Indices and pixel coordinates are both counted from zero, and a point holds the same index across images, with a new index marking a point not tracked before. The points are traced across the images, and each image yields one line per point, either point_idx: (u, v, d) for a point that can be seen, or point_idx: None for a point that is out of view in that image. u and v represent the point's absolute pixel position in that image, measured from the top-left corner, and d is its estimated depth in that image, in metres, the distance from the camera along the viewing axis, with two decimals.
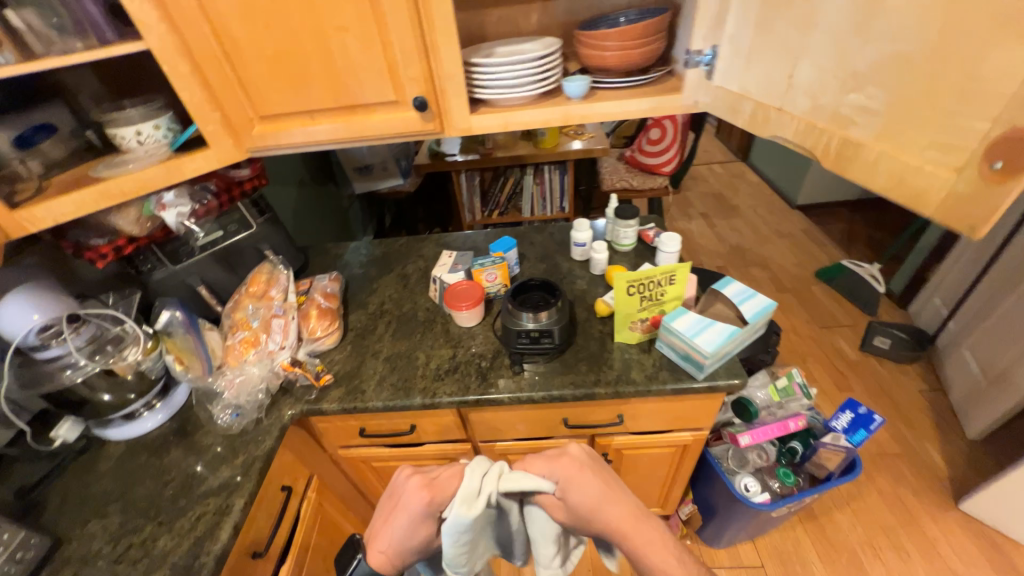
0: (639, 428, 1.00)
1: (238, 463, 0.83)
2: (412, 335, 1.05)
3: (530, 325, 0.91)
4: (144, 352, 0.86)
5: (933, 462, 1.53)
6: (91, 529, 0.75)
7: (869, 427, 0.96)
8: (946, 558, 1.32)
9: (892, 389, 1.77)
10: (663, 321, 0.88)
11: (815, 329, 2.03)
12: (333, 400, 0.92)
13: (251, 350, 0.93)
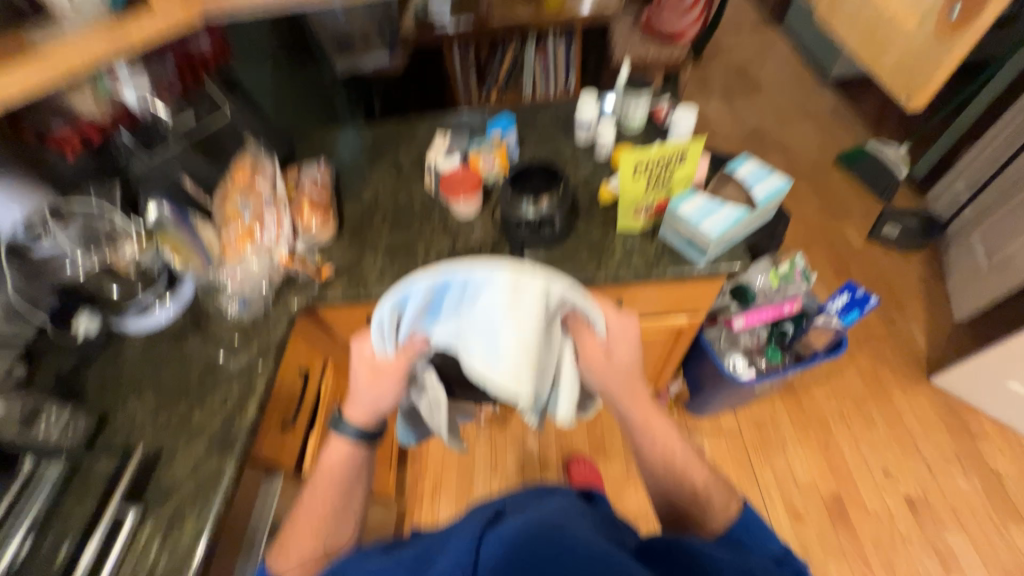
0: (636, 314, 1.03)
1: (254, 350, 0.88)
2: (409, 227, 1.02)
3: (530, 214, 0.88)
4: (140, 248, 0.86)
5: (914, 341, 1.61)
6: (131, 407, 0.83)
7: (863, 308, 0.97)
8: (906, 423, 1.47)
9: (890, 275, 1.79)
10: (669, 206, 0.84)
11: (825, 218, 1.98)
12: (337, 291, 0.94)
13: (247, 243, 0.90)
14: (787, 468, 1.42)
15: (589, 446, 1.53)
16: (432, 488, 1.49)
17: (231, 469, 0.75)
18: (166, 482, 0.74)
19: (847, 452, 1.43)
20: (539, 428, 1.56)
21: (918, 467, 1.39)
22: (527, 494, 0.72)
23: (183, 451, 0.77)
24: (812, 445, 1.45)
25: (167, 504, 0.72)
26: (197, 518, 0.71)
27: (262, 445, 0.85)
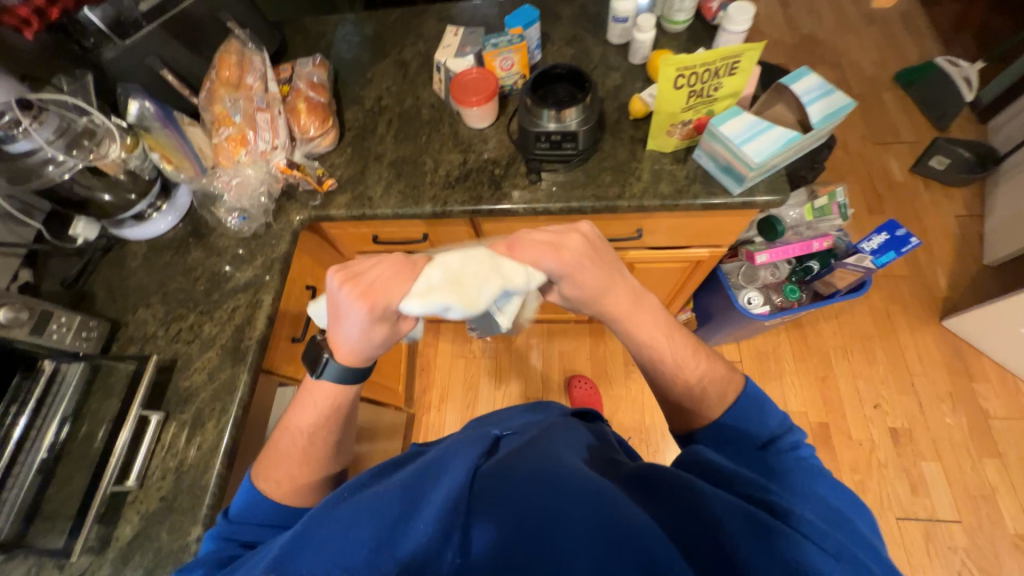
0: (656, 244, 0.98)
1: (258, 265, 0.85)
2: (416, 137, 0.93)
3: (552, 128, 0.78)
4: (127, 150, 0.78)
5: (935, 283, 1.56)
6: (142, 317, 0.82)
7: (900, 250, 0.91)
8: (908, 362, 1.47)
9: (926, 213, 1.67)
10: (709, 124, 0.74)
11: (868, 145, 1.81)
12: (341, 206, 0.88)
13: (241, 149, 0.83)
14: (782, 397, 1.46)
15: (592, 369, 1.58)
16: (439, 399, 1.57)
17: (246, 380, 0.76)
18: (183, 387, 0.76)
19: (842, 386, 1.46)
20: (544, 350, 1.60)
21: (910, 403, 1.42)
22: (529, 423, 0.71)
23: (197, 360, 0.78)
24: (810, 378, 1.48)
25: (187, 409, 0.74)
26: (217, 423, 0.73)
27: (272, 356, 0.86)
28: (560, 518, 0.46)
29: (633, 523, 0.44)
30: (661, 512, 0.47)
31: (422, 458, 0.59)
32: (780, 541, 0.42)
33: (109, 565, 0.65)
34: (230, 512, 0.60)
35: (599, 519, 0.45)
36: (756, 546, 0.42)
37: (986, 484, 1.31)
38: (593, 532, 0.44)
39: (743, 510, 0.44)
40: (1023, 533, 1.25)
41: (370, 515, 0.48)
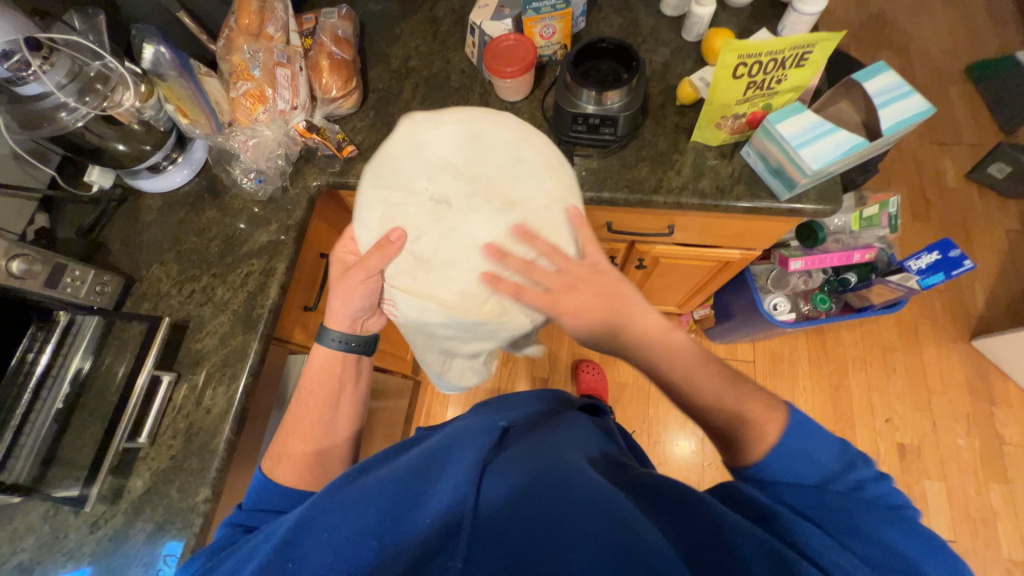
0: (686, 241, 0.93)
1: (273, 229, 0.83)
2: (444, 107, 0.87)
3: (590, 110, 0.73)
4: (142, 100, 0.74)
5: (971, 300, 1.49)
6: (156, 274, 0.82)
7: (950, 273, 0.85)
8: (927, 378, 1.43)
9: (975, 224, 1.57)
10: (765, 120, 0.68)
11: (924, 143, 1.67)
12: (360, 175, 0.84)
13: (259, 107, 0.78)
14: (792, 401, 1.43)
15: (600, 355, 1.56)
16: None
17: (257, 348, 0.75)
18: (195, 349, 0.76)
19: (856, 396, 1.43)
20: (554, 331, 1.59)
21: (924, 420, 1.39)
22: (537, 415, 0.68)
23: (209, 323, 0.77)
24: (823, 385, 1.45)
25: (199, 372, 0.75)
26: (226, 390, 0.73)
27: (284, 324, 0.86)
28: (566, 522, 0.43)
29: (643, 539, 0.41)
30: (672, 527, 0.44)
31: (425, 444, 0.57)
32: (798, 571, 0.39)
33: (121, 515, 0.68)
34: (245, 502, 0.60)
35: (603, 527, 0.42)
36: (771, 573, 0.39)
37: (987, 509, 1.29)
38: (597, 544, 0.41)
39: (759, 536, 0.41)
40: (1016, 559, 1.25)
41: (370, 502, 0.46)
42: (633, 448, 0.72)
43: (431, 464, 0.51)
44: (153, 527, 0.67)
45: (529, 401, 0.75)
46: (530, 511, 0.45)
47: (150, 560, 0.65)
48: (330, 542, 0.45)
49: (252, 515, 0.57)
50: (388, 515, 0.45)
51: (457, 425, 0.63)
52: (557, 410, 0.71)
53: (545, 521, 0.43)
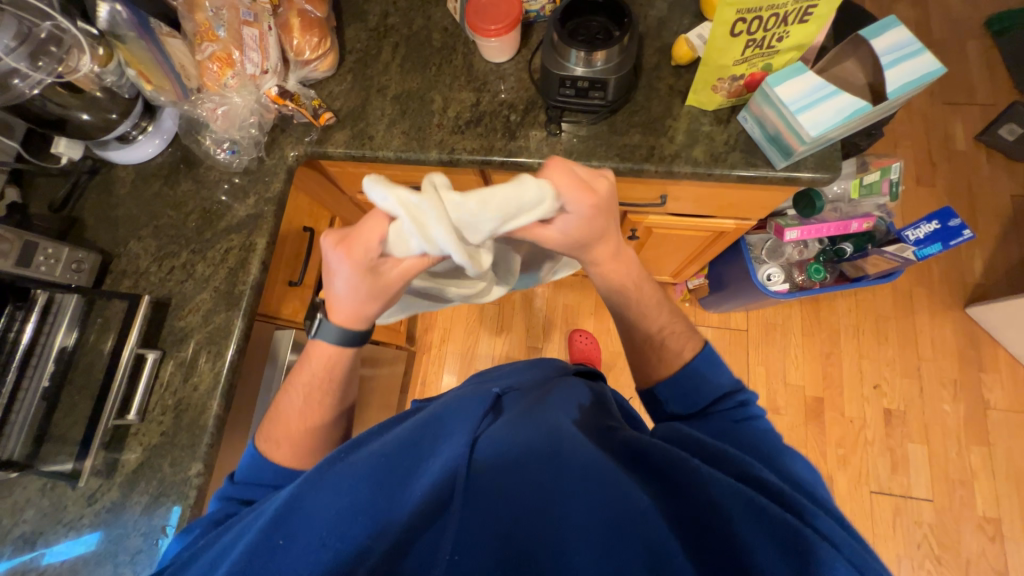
0: (679, 210, 0.90)
1: (252, 202, 0.80)
2: (425, 69, 0.82)
3: (579, 73, 0.68)
4: (100, 64, 0.69)
5: (969, 267, 1.47)
6: (134, 250, 0.80)
7: (948, 243, 0.84)
8: (919, 345, 1.43)
9: (980, 189, 1.53)
10: (763, 82, 0.64)
11: (935, 104, 1.60)
12: (339, 144, 0.80)
13: (227, 72, 0.74)
14: (783, 369, 1.45)
15: (594, 324, 1.56)
16: (439, 339, 1.58)
17: (240, 324, 0.75)
18: (179, 326, 0.75)
19: (846, 364, 1.44)
20: (548, 301, 1.58)
21: (911, 386, 1.41)
22: (529, 381, 0.68)
23: (191, 300, 0.76)
24: (814, 353, 1.46)
25: (184, 349, 0.74)
26: (211, 366, 0.73)
27: (268, 300, 0.85)
28: (562, 493, 0.43)
29: (632, 503, 0.42)
30: (661, 492, 0.45)
31: (417, 415, 0.56)
32: (785, 524, 0.40)
33: (117, 489, 0.69)
34: (235, 476, 0.61)
35: (600, 501, 0.42)
36: (755, 527, 0.40)
37: (966, 470, 1.33)
38: (595, 514, 0.41)
39: (743, 493, 0.42)
40: (990, 516, 1.30)
41: (363, 477, 0.45)
42: (628, 414, 0.72)
43: (423, 434, 0.50)
44: (149, 499, 0.69)
45: (522, 370, 0.75)
46: (527, 485, 0.44)
47: (147, 530, 0.67)
48: (324, 518, 0.43)
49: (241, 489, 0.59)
50: (382, 492, 0.44)
51: (451, 395, 0.63)
52: (549, 376, 0.71)
53: (541, 495, 0.43)
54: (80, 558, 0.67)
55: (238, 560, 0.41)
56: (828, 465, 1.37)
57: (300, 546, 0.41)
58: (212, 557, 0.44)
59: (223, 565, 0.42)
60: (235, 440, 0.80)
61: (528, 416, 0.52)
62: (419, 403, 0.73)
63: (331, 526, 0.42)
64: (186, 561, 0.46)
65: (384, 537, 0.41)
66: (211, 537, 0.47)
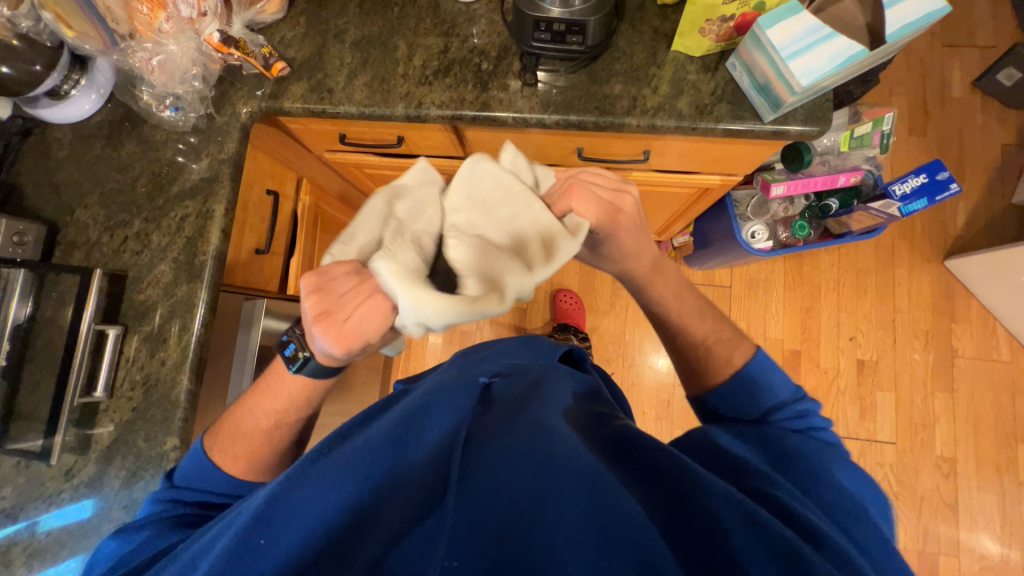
0: (664, 167, 0.86)
1: (206, 164, 0.74)
2: (387, 10, 0.74)
3: (555, 14, 0.61)
4: (10, 7, 0.62)
5: (952, 219, 1.47)
6: (82, 220, 0.74)
7: (935, 198, 0.83)
8: (895, 298, 1.46)
9: (971, 138, 1.49)
10: (754, 24, 0.59)
11: (934, 46, 1.53)
12: (296, 98, 0.73)
13: (158, 13, 0.67)
14: (763, 324, 1.47)
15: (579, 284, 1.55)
16: None
17: (206, 297, 0.72)
18: (139, 301, 0.72)
19: (824, 317, 1.47)
20: None
21: (885, 337, 1.45)
22: (518, 369, 0.68)
23: (149, 273, 0.72)
24: (795, 307, 1.48)
25: (147, 323, 0.71)
26: (179, 340, 0.70)
27: (233, 270, 0.81)
28: (551, 495, 0.43)
29: (625, 506, 0.41)
30: (655, 493, 0.44)
31: (399, 406, 0.55)
32: (784, 540, 0.36)
33: (93, 465, 0.69)
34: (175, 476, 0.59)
35: (591, 499, 0.42)
36: (754, 541, 0.37)
37: (929, 414, 1.41)
38: (585, 511, 0.41)
39: (742, 505, 0.40)
40: (946, 456, 1.38)
41: (350, 472, 0.43)
42: (617, 398, 0.74)
43: (408, 427, 0.48)
44: (127, 475, 0.68)
45: (513, 351, 0.74)
46: (518, 488, 0.44)
47: (129, 503, 0.68)
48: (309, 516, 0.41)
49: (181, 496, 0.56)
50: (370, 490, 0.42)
51: (436, 382, 0.62)
52: (534, 362, 0.71)
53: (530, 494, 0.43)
54: (64, 531, 0.68)
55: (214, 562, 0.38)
56: None
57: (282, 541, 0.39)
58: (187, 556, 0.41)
59: (197, 567, 0.39)
60: (212, 412, 0.80)
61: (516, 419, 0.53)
62: (404, 385, 0.73)
63: (315, 522, 0.41)
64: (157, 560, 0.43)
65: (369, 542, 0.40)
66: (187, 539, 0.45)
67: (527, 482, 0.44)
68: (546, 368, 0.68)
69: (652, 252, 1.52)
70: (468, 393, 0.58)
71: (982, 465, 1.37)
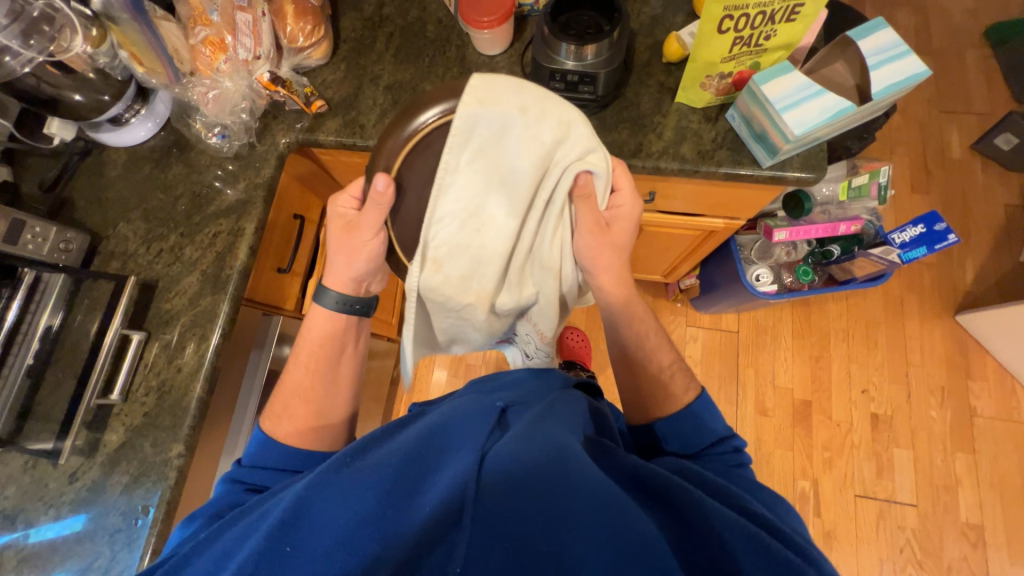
0: (669, 208, 0.90)
1: (243, 187, 0.81)
2: (418, 60, 0.83)
3: (569, 66, 0.68)
4: (93, 45, 0.69)
5: (960, 276, 1.48)
6: (122, 233, 0.80)
7: (933, 247, 0.85)
8: (907, 351, 1.44)
9: (975, 198, 1.53)
10: (750, 81, 0.64)
11: (931, 111, 1.61)
12: (330, 131, 0.81)
13: (220, 56, 0.75)
14: (772, 372, 1.45)
15: (586, 323, 1.56)
16: None
17: (227, 308, 0.75)
18: (165, 309, 0.76)
19: (835, 368, 1.44)
20: None
21: (899, 392, 1.41)
22: (530, 394, 0.67)
23: (177, 284, 0.77)
24: (805, 356, 1.46)
25: (169, 331, 0.75)
26: (196, 350, 0.73)
27: (255, 285, 0.85)
28: (570, 519, 0.43)
29: (644, 532, 0.43)
30: (663, 517, 0.47)
31: (416, 426, 0.56)
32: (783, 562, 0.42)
33: (97, 469, 0.69)
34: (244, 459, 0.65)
35: (612, 528, 0.43)
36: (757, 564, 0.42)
37: (951, 476, 1.34)
38: (603, 541, 0.42)
39: (744, 527, 0.44)
40: (972, 523, 1.30)
41: (373, 486, 0.45)
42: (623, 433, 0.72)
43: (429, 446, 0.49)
44: (128, 480, 0.69)
45: (526, 380, 0.74)
46: (535, 509, 0.44)
47: (127, 509, 0.68)
48: (331, 537, 0.42)
49: (254, 475, 0.62)
50: (390, 502, 0.44)
51: (455, 404, 0.62)
52: (546, 387, 0.71)
53: (548, 515, 0.44)
54: (57, 535, 0.68)
55: (245, 563, 0.41)
56: (814, 468, 1.37)
57: (308, 554, 0.41)
58: (218, 550, 0.44)
59: (228, 566, 0.42)
60: (220, 423, 0.81)
61: (535, 429, 0.51)
62: (419, 406, 0.74)
63: (336, 536, 0.42)
64: (178, 561, 0.45)
65: (393, 551, 0.42)
66: (216, 528, 0.48)
67: (547, 508, 0.44)
68: (560, 393, 0.67)
69: (660, 294, 1.54)
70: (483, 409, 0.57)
71: (1012, 536, 1.29)
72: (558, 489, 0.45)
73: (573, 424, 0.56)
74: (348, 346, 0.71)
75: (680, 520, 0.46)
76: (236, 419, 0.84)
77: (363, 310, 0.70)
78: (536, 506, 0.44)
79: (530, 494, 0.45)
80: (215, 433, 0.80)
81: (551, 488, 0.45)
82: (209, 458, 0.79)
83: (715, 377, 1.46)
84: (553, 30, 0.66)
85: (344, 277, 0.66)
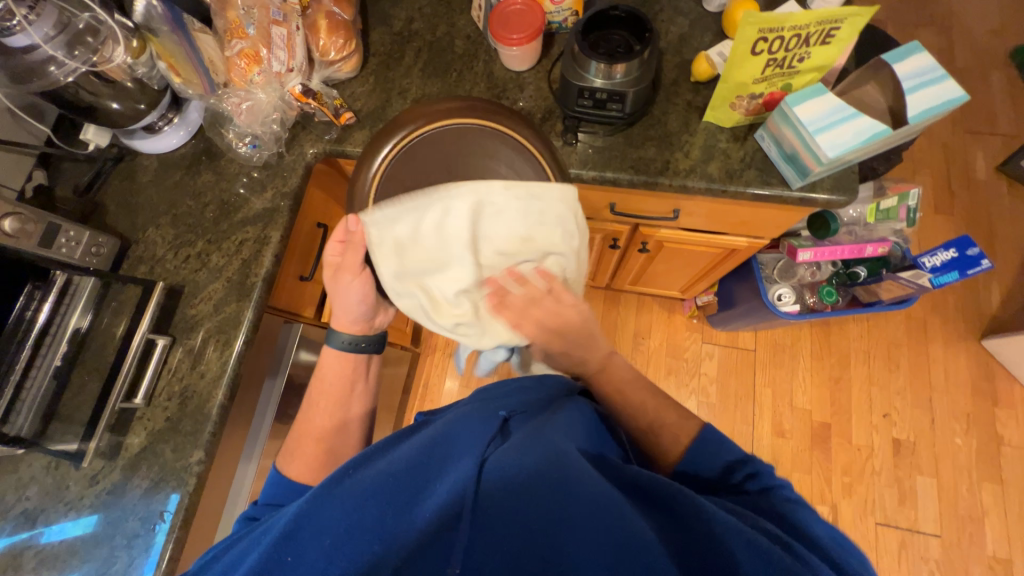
0: (691, 226, 0.90)
1: (269, 197, 0.82)
2: (446, 74, 0.84)
3: (598, 84, 0.68)
4: (133, 56, 0.71)
5: (985, 299, 1.44)
6: (152, 238, 0.81)
7: (965, 272, 0.83)
8: (930, 375, 1.40)
9: (1001, 221, 1.50)
10: (782, 102, 0.64)
11: (956, 131, 1.59)
12: (358, 143, 0.82)
13: (254, 68, 0.76)
14: (790, 392, 1.43)
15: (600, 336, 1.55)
16: (444, 342, 1.57)
17: (250, 316, 0.76)
18: (190, 315, 0.76)
19: (855, 390, 1.41)
20: None
21: (922, 416, 1.38)
22: (536, 399, 0.65)
23: (203, 290, 0.77)
24: (823, 377, 1.43)
25: (193, 337, 0.75)
26: (219, 356, 0.74)
27: (278, 294, 0.86)
28: (568, 522, 0.41)
29: (643, 536, 0.41)
30: (666, 524, 0.44)
31: (419, 433, 0.55)
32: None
33: (118, 472, 0.70)
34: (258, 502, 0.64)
35: (612, 533, 0.40)
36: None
37: (977, 507, 1.29)
38: (602, 546, 0.40)
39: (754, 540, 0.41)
40: (1000, 557, 1.26)
41: (374, 494, 0.44)
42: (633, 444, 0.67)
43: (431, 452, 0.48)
44: (148, 485, 0.69)
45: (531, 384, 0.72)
46: (533, 512, 0.42)
47: (146, 515, 0.68)
48: (334, 542, 0.42)
49: (262, 510, 0.61)
50: (391, 509, 0.43)
51: (458, 411, 0.61)
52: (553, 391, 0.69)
53: (544, 519, 0.41)
54: (75, 539, 0.68)
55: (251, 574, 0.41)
56: (832, 493, 1.34)
57: (309, 558, 0.42)
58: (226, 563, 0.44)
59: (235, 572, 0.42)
60: (239, 429, 0.81)
61: (535, 435, 0.50)
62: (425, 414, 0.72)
63: (341, 546, 0.42)
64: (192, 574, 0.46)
65: (392, 553, 0.41)
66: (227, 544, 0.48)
67: (545, 510, 0.42)
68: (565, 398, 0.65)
69: (675, 309, 1.52)
70: (485, 416, 0.56)
71: None
72: (557, 493, 0.43)
73: (575, 428, 0.55)
74: (358, 382, 0.76)
75: (685, 528, 0.43)
76: (255, 426, 0.84)
77: (372, 346, 0.76)
78: (533, 508, 0.42)
79: (528, 498, 0.43)
80: (235, 439, 0.81)
81: (549, 491, 0.43)
82: (228, 464, 0.80)
83: (731, 395, 1.44)
84: (585, 48, 0.67)
85: (347, 320, 0.72)
